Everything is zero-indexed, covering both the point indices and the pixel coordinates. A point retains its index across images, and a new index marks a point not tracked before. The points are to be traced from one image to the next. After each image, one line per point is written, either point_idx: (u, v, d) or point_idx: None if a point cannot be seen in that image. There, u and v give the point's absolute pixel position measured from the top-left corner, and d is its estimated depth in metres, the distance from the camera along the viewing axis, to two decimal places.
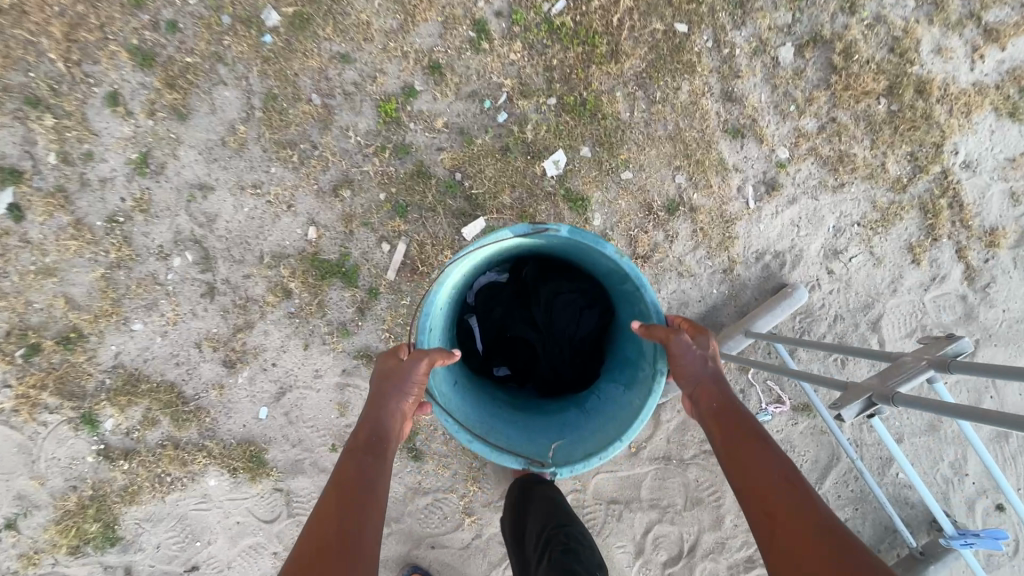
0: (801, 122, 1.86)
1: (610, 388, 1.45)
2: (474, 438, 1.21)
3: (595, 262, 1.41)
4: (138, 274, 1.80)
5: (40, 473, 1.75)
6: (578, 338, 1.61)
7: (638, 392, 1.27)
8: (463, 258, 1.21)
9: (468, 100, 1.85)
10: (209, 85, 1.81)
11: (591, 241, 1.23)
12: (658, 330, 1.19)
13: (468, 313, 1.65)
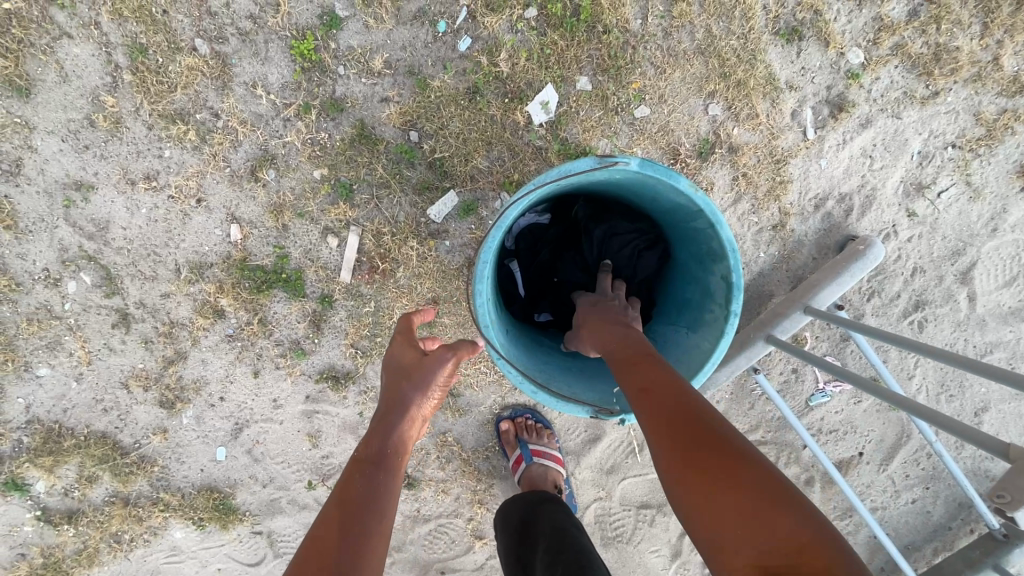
0: (882, 7, 1.33)
1: (664, 327, 1.14)
2: (535, 390, 0.95)
3: (658, 197, 1.04)
4: (27, 307, 1.42)
5: None
6: (637, 282, 1.22)
7: (705, 333, 1.00)
8: (517, 200, 0.92)
9: (414, 26, 1.33)
10: (49, 41, 1.31)
11: (664, 175, 0.92)
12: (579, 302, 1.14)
13: (507, 258, 1.31)
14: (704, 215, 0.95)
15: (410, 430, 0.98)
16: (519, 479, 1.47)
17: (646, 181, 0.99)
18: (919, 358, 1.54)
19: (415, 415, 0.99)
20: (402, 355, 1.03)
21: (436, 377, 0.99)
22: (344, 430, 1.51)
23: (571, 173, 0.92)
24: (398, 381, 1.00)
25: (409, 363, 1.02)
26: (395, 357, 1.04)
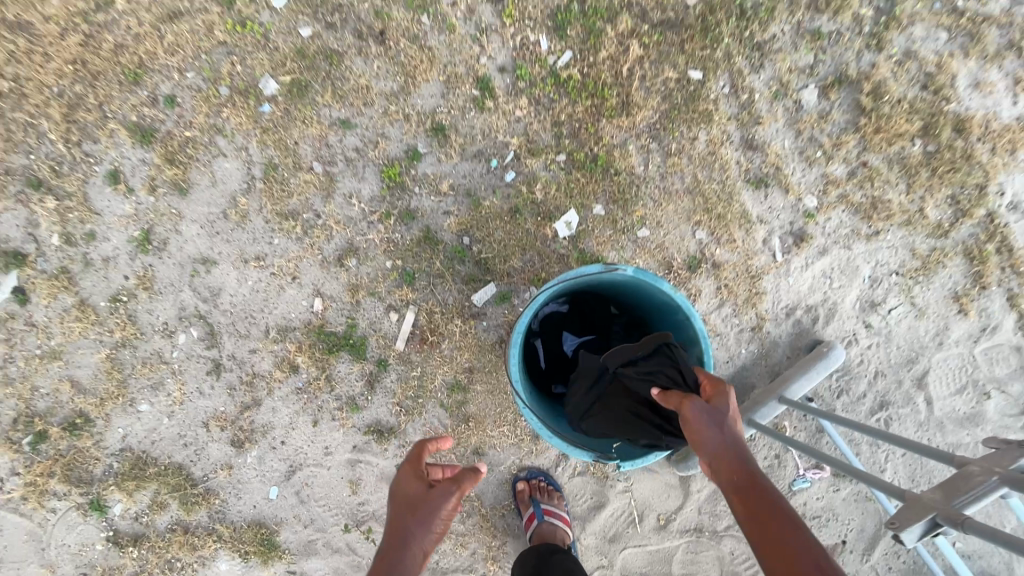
0: (829, 167, 1.74)
1: None
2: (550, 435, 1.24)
3: (649, 295, 1.38)
4: (143, 353, 1.76)
5: (50, 561, 1.70)
6: None
7: None
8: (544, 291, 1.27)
9: (474, 161, 1.78)
10: (209, 157, 1.79)
11: (651, 280, 1.27)
12: (671, 397, 1.11)
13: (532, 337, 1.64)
14: (682, 311, 1.29)
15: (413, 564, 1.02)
16: (530, 535, 1.65)
17: (639, 284, 1.33)
18: (888, 453, 1.75)
19: (418, 551, 1.03)
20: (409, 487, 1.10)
21: (441, 511, 1.05)
22: (381, 480, 1.74)
23: (584, 275, 1.28)
24: (402, 513, 1.06)
25: (415, 495, 1.08)
26: (402, 486, 1.11)
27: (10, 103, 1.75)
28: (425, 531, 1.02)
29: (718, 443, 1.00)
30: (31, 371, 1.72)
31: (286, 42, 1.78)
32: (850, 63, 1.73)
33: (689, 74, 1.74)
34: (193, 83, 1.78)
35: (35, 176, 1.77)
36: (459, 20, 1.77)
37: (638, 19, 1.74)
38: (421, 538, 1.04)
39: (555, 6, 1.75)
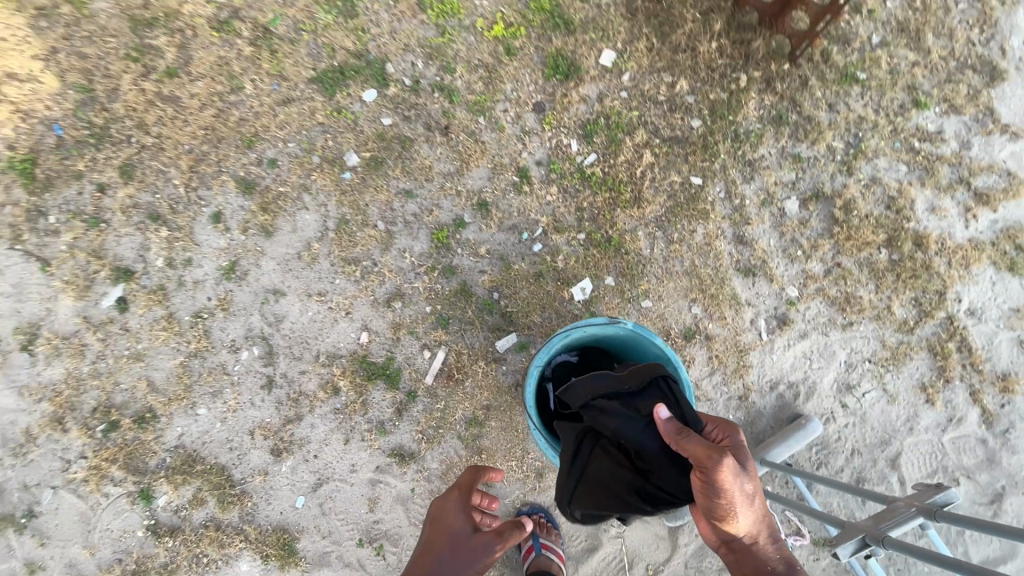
0: (808, 264, 2.05)
1: None
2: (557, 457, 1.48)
3: (645, 351, 1.67)
4: (210, 363, 2.06)
5: (92, 543, 1.89)
6: None
7: None
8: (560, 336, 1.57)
9: (509, 232, 2.15)
10: (294, 209, 2.19)
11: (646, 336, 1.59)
12: (702, 449, 1.14)
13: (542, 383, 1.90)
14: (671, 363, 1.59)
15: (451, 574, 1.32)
16: (527, 565, 1.82)
17: (637, 338, 1.63)
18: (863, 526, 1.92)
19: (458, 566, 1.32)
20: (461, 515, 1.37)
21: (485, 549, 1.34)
22: (397, 501, 1.93)
23: (593, 326, 1.59)
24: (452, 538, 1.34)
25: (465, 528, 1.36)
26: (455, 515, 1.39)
27: (150, 153, 2.22)
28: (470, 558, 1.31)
29: (748, 506, 1.15)
30: (116, 368, 2.02)
31: (371, 127, 2.25)
32: (825, 182, 2.11)
33: (691, 179, 2.13)
34: (293, 151, 2.23)
35: (155, 211, 2.18)
36: (509, 123, 2.23)
37: (651, 135, 2.18)
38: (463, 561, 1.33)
39: (586, 120, 2.21)
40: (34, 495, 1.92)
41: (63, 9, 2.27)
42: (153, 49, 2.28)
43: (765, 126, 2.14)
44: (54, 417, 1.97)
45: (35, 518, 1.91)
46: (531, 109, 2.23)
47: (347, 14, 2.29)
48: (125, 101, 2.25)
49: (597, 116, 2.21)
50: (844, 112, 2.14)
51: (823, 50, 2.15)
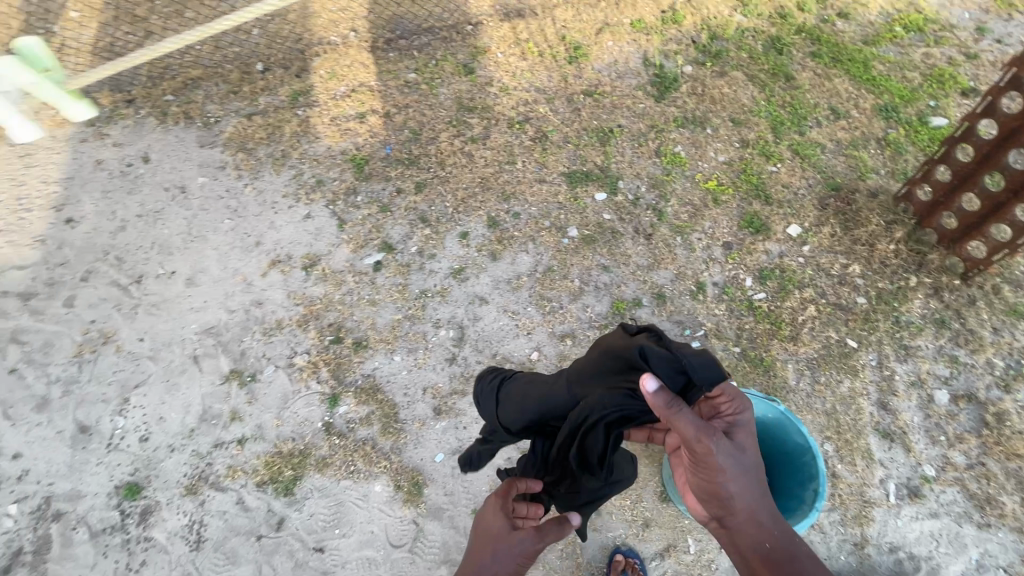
0: (950, 451, 2.18)
1: None
2: None
3: (786, 440, 1.90)
4: (416, 327, 2.63)
5: (282, 417, 2.39)
6: None
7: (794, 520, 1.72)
8: None
9: (676, 324, 2.59)
10: (518, 249, 2.86)
11: (793, 423, 1.83)
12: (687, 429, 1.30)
13: None
14: (809, 456, 1.79)
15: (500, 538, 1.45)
16: None
17: (783, 424, 1.88)
18: None
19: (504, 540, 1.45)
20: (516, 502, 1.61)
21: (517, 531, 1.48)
22: None
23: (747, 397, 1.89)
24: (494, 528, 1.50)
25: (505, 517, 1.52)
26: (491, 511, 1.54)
27: (439, 180, 3.10)
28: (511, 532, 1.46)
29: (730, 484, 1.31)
30: (356, 304, 2.68)
31: (594, 216, 2.93)
32: (980, 388, 2.30)
33: (847, 340, 2.44)
34: (532, 211, 2.97)
35: (425, 215, 2.99)
36: (700, 248, 2.79)
37: (818, 295, 2.57)
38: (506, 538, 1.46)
39: (763, 266, 2.69)
40: (263, 365, 2.53)
41: (421, 87, 3.58)
42: (467, 124, 3.34)
43: (926, 323, 2.45)
44: (302, 318, 2.64)
45: (255, 381, 2.49)
46: (721, 244, 2.78)
47: (602, 141, 3.20)
48: (438, 149, 3.23)
49: (775, 267, 2.68)
50: (1007, 338, 2.40)
51: (993, 284, 2.50)
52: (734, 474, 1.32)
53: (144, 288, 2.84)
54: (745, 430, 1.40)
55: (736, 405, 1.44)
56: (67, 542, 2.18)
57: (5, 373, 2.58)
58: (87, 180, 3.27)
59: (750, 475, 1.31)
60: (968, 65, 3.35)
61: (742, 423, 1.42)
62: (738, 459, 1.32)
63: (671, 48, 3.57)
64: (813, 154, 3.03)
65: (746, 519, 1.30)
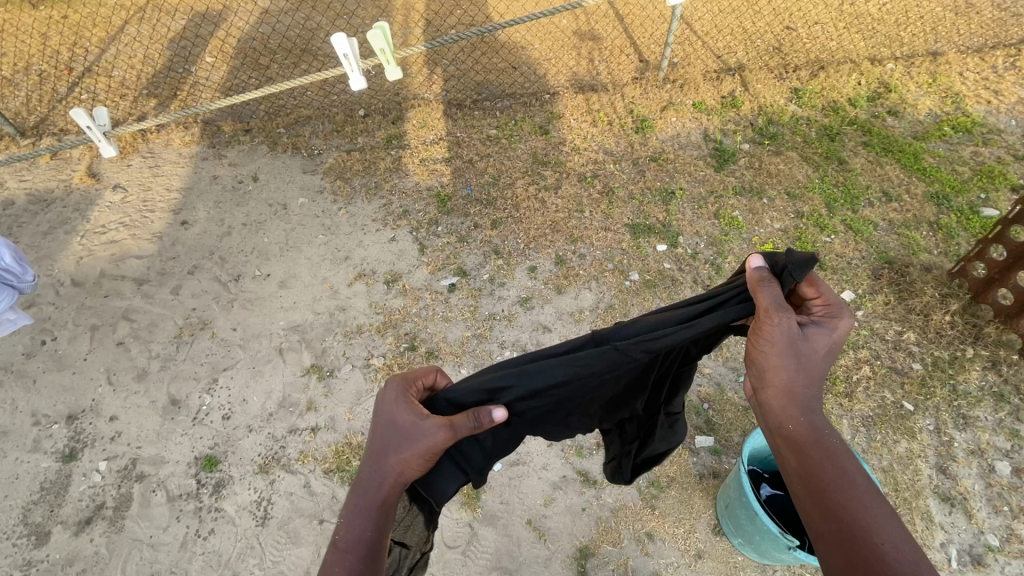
0: (1015, 523, 2.19)
1: None
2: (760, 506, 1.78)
3: None
4: (484, 346, 2.82)
5: (353, 412, 2.57)
6: None
7: None
8: None
9: (731, 369, 2.57)
10: (582, 287, 3.08)
11: None
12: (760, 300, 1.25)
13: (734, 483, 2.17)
14: None
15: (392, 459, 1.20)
16: None
17: None
18: None
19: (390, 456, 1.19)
20: (401, 409, 1.22)
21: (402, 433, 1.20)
22: (568, 509, 2.26)
23: None
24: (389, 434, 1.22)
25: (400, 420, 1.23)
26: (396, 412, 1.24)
27: (513, 219, 3.40)
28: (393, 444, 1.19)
29: (785, 375, 1.22)
30: (430, 319, 2.91)
31: (655, 265, 3.15)
32: None
33: (903, 402, 2.50)
34: (597, 255, 3.21)
35: (498, 248, 3.26)
36: None
37: (873, 356, 2.65)
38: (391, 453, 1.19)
39: None
40: (341, 363, 2.74)
41: (501, 140, 3.93)
42: (541, 175, 3.65)
43: (984, 395, 2.50)
44: (381, 326, 2.88)
45: (333, 377, 2.69)
46: None
47: (665, 201, 3.45)
48: (514, 194, 3.54)
49: None
50: None
51: None
52: (796, 367, 1.21)
53: (242, 285, 3.13)
54: (826, 325, 1.23)
55: (832, 311, 1.25)
56: (147, 503, 2.35)
57: (112, 345, 2.87)
58: (203, 191, 3.68)
59: (806, 363, 1.21)
60: (1017, 165, 3.54)
61: (833, 330, 1.24)
62: (800, 344, 1.21)
63: (730, 127, 3.92)
64: (866, 230, 3.20)
65: (790, 421, 1.22)
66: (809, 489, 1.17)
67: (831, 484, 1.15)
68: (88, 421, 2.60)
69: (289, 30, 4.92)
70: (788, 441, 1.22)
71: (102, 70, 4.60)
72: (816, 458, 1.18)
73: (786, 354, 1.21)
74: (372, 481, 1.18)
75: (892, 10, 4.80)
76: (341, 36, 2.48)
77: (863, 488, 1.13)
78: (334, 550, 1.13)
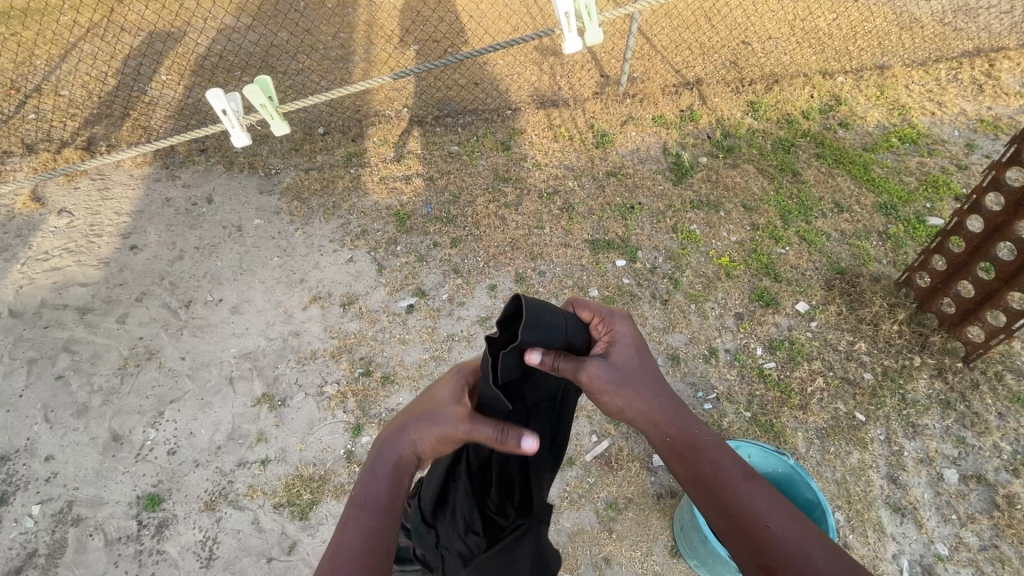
0: (962, 531, 2.23)
1: None
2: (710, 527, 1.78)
3: (797, 496, 1.96)
4: (443, 368, 2.78)
5: (305, 442, 2.51)
6: None
7: None
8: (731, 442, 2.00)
9: (689, 385, 2.69)
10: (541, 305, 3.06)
11: (802, 475, 1.92)
12: (564, 365, 1.31)
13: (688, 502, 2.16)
14: (820, 508, 1.83)
15: (413, 438, 1.31)
16: None
17: (794, 479, 1.96)
18: None
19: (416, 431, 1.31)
20: (439, 392, 1.35)
21: (429, 419, 1.30)
22: None
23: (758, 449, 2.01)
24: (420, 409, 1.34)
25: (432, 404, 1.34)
26: (437, 393, 1.36)
27: (474, 237, 3.37)
28: (419, 423, 1.31)
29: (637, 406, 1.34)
30: (388, 342, 2.86)
31: (614, 280, 3.16)
32: (988, 470, 2.37)
33: (855, 413, 2.54)
34: (558, 271, 3.20)
35: (458, 267, 3.23)
36: (713, 316, 2.95)
37: (826, 368, 2.69)
38: (416, 431, 1.31)
39: (774, 338, 2.83)
40: (294, 392, 2.67)
41: (462, 156, 3.90)
42: (501, 192, 3.63)
43: (932, 403, 2.55)
44: (336, 351, 2.81)
45: (285, 407, 2.62)
46: (733, 314, 2.94)
47: (624, 216, 3.46)
48: (475, 212, 3.50)
49: (784, 339, 2.82)
50: (1012, 423, 2.48)
51: (996, 370, 2.62)
52: (641, 390, 1.34)
53: (192, 311, 3.03)
54: (616, 342, 1.38)
55: (607, 326, 1.42)
56: (83, 548, 2.25)
57: (52, 379, 2.75)
58: (154, 214, 3.57)
59: (638, 385, 1.35)
60: (960, 174, 3.66)
61: (622, 336, 1.40)
62: (615, 373, 1.33)
63: (688, 140, 3.97)
64: (820, 241, 3.26)
65: (669, 435, 1.33)
66: (705, 491, 1.28)
67: (716, 478, 1.27)
68: (22, 463, 2.49)
69: (248, 47, 4.84)
70: (674, 455, 1.32)
71: (52, 89, 4.45)
72: (701, 461, 1.29)
73: (622, 390, 1.33)
74: (399, 447, 1.32)
75: (842, 25, 4.96)
76: (218, 90, 2.34)
77: (741, 480, 1.27)
78: (352, 505, 1.28)
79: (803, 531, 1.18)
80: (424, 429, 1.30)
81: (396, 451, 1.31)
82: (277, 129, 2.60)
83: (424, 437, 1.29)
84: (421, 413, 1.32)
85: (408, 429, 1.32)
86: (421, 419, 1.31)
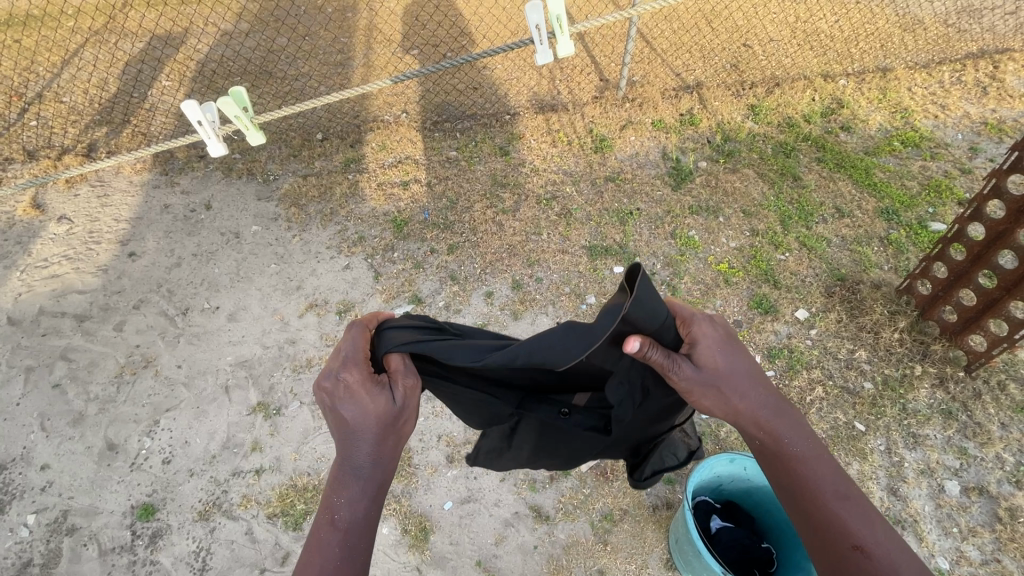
0: (964, 544, 2.20)
1: None
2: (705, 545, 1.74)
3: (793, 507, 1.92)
4: None
5: (300, 451, 2.50)
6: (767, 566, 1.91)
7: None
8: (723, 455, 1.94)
9: None
10: (538, 312, 3.05)
11: None
12: (655, 355, 1.25)
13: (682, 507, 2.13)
14: None
15: (366, 444, 1.22)
16: None
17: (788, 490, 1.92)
18: None
19: (367, 437, 1.22)
20: (375, 398, 1.24)
21: (372, 419, 1.22)
22: (519, 548, 2.21)
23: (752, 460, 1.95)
24: (354, 421, 1.23)
25: (363, 410, 1.23)
26: (357, 400, 1.24)
27: (471, 243, 3.36)
28: (366, 430, 1.22)
29: (724, 408, 1.30)
30: None
31: (611, 287, 3.14)
32: (991, 482, 2.33)
33: (854, 423, 2.51)
34: (555, 278, 3.19)
35: (454, 273, 3.22)
36: None
37: (826, 376, 2.67)
38: (365, 438, 1.22)
39: (773, 345, 2.80)
40: (289, 401, 2.66)
41: (460, 161, 3.89)
42: (499, 197, 3.61)
43: (934, 412, 2.52)
44: None
45: (280, 415, 2.61)
46: (731, 321, 2.92)
47: (622, 221, 3.44)
48: (472, 218, 3.49)
49: (783, 346, 2.79)
50: (1016, 434, 2.44)
51: (1000, 379, 2.58)
52: (730, 394, 1.29)
53: (189, 319, 3.04)
54: (702, 342, 1.31)
55: (691, 327, 1.34)
56: (77, 558, 2.26)
57: (49, 388, 2.76)
58: (152, 221, 3.57)
59: (727, 388, 1.29)
60: (963, 178, 3.61)
61: (709, 340, 1.32)
62: (702, 377, 1.28)
63: (688, 144, 3.94)
64: (820, 246, 3.22)
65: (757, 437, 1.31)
66: (793, 498, 1.26)
67: (806, 487, 1.24)
68: (18, 471, 2.51)
69: (248, 52, 4.86)
70: (763, 457, 1.31)
71: (53, 96, 4.48)
72: (788, 469, 1.27)
73: (710, 392, 1.29)
74: (355, 464, 1.21)
75: (844, 26, 4.92)
76: (192, 103, 2.34)
77: (832, 494, 1.22)
78: (346, 538, 1.16)
79: (899, 554, 1.13)
80: (373, 425, 1.22)
81: (355, 465, 1.21)
82: (253, 138, 2.59)
83: (381, 433, 1.23)
84: (358, 424, 1.22)
85: (355, 442, 1.22)
86: (364, 427, 1.22)
